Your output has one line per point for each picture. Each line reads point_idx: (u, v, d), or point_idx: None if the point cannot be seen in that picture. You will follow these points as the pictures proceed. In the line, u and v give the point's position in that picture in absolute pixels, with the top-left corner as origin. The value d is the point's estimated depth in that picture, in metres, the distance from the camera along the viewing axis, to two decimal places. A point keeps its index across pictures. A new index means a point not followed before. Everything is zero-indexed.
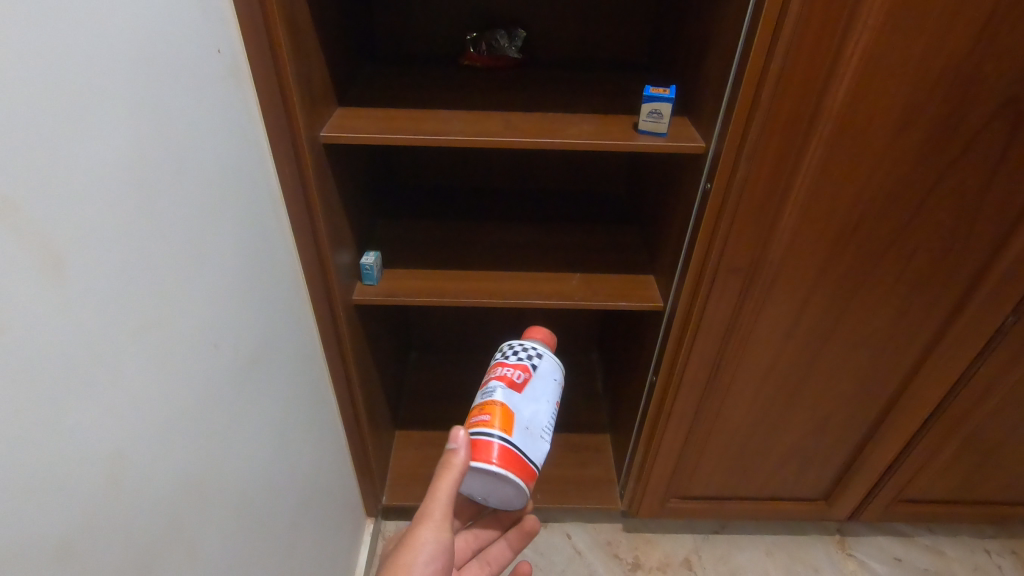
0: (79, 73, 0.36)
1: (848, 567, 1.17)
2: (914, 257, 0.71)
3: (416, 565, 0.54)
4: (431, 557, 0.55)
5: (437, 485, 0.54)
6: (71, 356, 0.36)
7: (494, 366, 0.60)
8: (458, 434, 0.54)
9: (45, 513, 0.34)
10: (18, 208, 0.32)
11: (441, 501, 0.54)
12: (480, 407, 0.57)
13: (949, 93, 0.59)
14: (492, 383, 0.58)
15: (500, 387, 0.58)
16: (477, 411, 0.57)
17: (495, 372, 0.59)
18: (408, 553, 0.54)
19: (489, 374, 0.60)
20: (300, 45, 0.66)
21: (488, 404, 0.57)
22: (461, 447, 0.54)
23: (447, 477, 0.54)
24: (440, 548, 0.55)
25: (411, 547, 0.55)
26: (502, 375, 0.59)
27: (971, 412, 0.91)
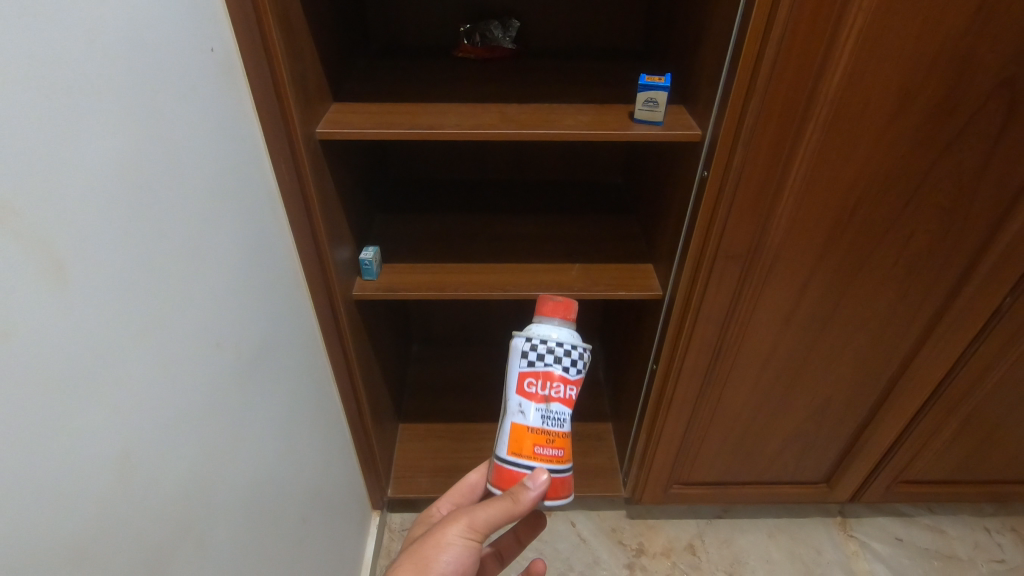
0: (73, 74, 0.36)
1: (850, 548, 1.18)
2: (910, 241, 0.71)
3: (435, 562, 0.53)
4: (450, 562, 0.53)
5: (495, 504, 0.54)
6: (76, 357, 0.36)
7: (552, 384, 0.58)
8: (539, 476, 0.55)
9: (56, 512, 0.35)
10: (18, 212, 0.32)
11: (486, 521, 0.54)
12: (549, 438, 0.58)
13: (943, 75, 0.58)
14: (557, 409, 0.59)
15: (565, 414, 0.59)
16: (548, 443, 0.58)
17: (558, 395, 0.58)
18: (430, 546, 0.54)
19: (549, 394, 0.58)
20: (294, 42, 0.66)
21: (559, 437, 0.59)
22: (536, 488, 0.55)
23: (506, 506, 0.54)
24: (460, 559, 0.54)
25: (437, 541, 0.54)
26: (564, 398, 0.59)
27: (970, 392, 0.92)
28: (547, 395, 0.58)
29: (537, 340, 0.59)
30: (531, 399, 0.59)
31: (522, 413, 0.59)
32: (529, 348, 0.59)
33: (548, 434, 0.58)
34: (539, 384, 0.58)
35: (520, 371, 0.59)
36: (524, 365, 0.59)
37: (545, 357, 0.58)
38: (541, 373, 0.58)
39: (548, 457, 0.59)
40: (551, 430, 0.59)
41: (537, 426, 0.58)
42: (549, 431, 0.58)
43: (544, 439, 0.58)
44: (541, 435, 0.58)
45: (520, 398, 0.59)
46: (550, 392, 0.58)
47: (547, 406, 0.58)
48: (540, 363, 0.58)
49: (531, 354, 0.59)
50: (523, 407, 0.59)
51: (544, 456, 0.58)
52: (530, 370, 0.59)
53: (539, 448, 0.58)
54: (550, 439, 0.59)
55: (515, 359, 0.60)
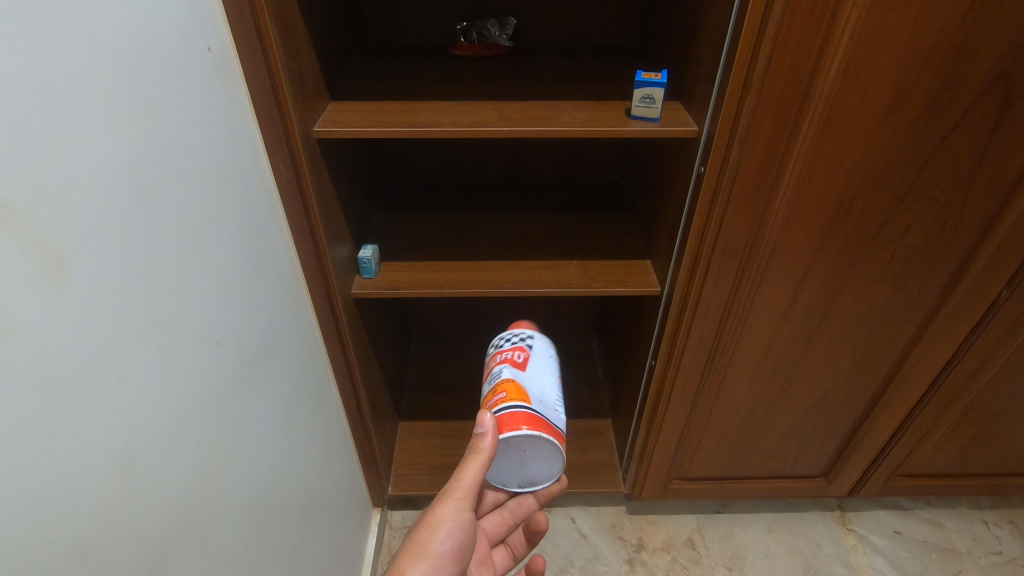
0: (72, 75, 0.37)
1: (849, 541, 1.19)
2: (907, 236, 0.72)
3: (432, 540, 0.55)
4: (446, 538, 0.56)
5: (465, 466, 0.55)
6: (78, 357, 0.36)
7: (494, 356, 0.63)
8: (477, 415, 0.56)
9: (61, 510, 0.35)
10: (19, 214, 0.33)
11: (463, 483, 0.56)
12: (494, 391, 0.59)
13: (938, 70, 0.59)
14: (498, 369, 0.61)
15: (505, 368, 0.60)
16: (493, 395, 0.59)
17: (497, 359, 0.62)
18: (425, 528, 0.56)
19: (492, 363, 0.62)
20: (291, 41, 0.66)
21: (500, 383, 0.59)
22: (485, 428, 0.55)
23: (473, 462, 0.55)
24: (456, 533, 0.56)
25: (429, 522, 0.56)
26: (504, 359, 0.61)
27: (967, 385, 0.92)
28: (492, 365, 0.62)
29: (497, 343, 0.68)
30: (485, 377, 0.63)
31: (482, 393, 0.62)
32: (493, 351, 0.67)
33: (492, 389, 0.59)
34: (487, 364, 0.64)
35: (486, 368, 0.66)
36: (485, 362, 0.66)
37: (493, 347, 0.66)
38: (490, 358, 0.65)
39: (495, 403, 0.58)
40: (496, 385, 0.60)
41: (489, 388, 0.60)
42: (493, 387, 0.59)
43: (491, 393, 0.59)
44: (488, 394, 0.59)
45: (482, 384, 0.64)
46: (492, 363, 0.63)
47: (490, 371, 0.62)
48: (493, 348, 0.65)
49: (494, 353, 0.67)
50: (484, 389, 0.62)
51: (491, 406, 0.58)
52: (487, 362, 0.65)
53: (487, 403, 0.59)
54: (495, 391, 0.59)
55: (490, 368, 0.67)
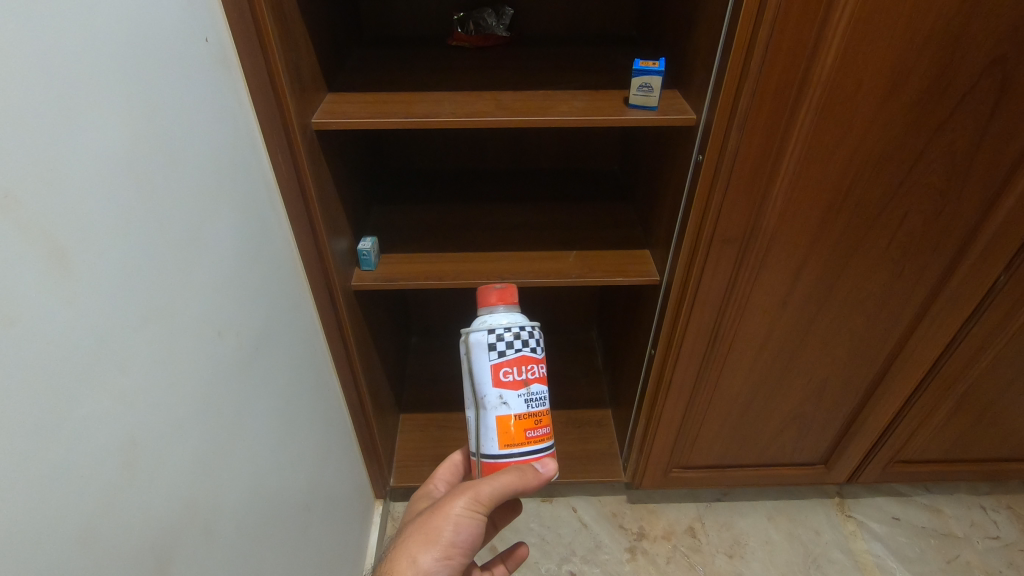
0: (71, 65, 0.37)
1: (848, 527, 1.20)
2: (904, 223, 0.72)
3: (443, 533, 0.54)
4: (460, 532, 0.55)
5: (501, 478, 0.55)
6: (81, 347, 0.37)
7: (527, 367, 0.57)
8: (552, 465, 0.58)
9: (66, 498, 0.35)
10: (22, 204, 0.33)
11: (493, 493, 0.55)
12: (537, 419, 0.58)
13: (936, 55, 0.59)
14: (537, 390, 0.58)
15: (544, 392, 0.59)
16: (537, 425, 0.58)
17: (535, 375, 0.58)
18: (438, 518, 0.55)
19: (528, 377, 0.57)
20: (288, 31, 0.65)
21: (546, 415, 0.59)
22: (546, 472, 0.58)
23: (515, 479, 0.55)
24: (469, 530, 0.55)
25: (444, 513, 0.55)
26: (540, 377, 0.58)
27: (965, 370, 0.93)
28: (526, 379, 0.57)
29: (498, 329, 0.57)
30: (511, 387, 0.57)
31: (504, 404, 0.57)
32: (495, 340, 0.57)
33: (537, 416, 0.58)
34: (515, 372, 0.57)
35: (491, 364, 0.57)
36: (495, 357, 0.57)
37: (512, 345, 0.57)
38: (513, 361, 0.57)
39: (538, 437, 0.59)
40: (538, 412, 0.58)
41: (528, 411, 0.58)
42: (536, 413, 0.58)
43: (534, 421, 0.58)
44: (528, 420, 0.58)
45: (501, 390, 0.57)
46: (527, 376, 0.57)
47: (528, 390, 0.57)
48: (518, 349, 0.57)
49: (498, 345, 0.57)
50: (505, 397, 0.57)
51: (534, 438, 0.58)
52: (502, 360, 0.57)
53: (529, 432, 0.58)
54: (538, 420, 0.58)
55: (481, 352, 0.57)
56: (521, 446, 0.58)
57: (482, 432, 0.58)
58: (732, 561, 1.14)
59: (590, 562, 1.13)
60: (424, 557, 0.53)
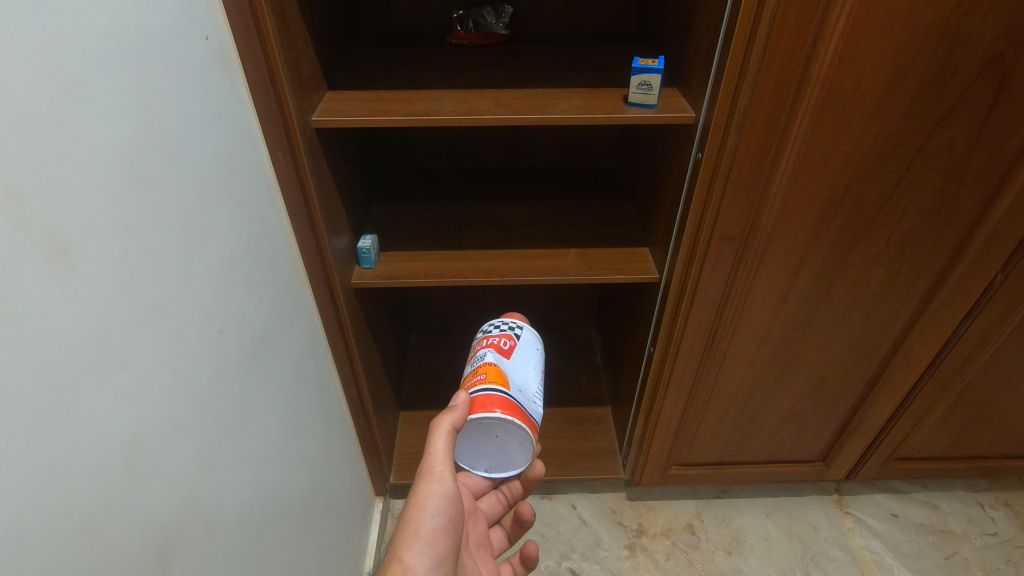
0: (72, 63, 0.37)
1: (846, 524, 1.21)
2: (903, 221, 0.72)
3: (421, 520, 0.57)
4: (435, 514, 0.58)
5: (433, 432, 0.58)
6: (84, 344, 0.37)
7: (477, 341, 0.64)
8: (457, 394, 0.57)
9: (69, 495, 0.36)
10: (22, 201, 0.33)
11: (438, 454, 0.57)
12: (473, 371, 0.60)
13: (935, 52, 0.59)
14: (480, 352, 0.62)
15: (488, 352, 0.61)
16: (472, 375, 0.60)
17: (481, 343, 0.63)
18: (411, 508, 0.58)
19: (476, 346, 0.64)
20: (288, 29, 0.65)
21: (481, 365, 0.60)
22: (461, 402, 0.58)
23: (441, 427, 0.57)
24: (443, 507, 0.58)
25: (415, 501, 0.58)
26: (488, 344, 0.63)
27: (963, 368, 0.93)
28: (475, 347, 0.64)
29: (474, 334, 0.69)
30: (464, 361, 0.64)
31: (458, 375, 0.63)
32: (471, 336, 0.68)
33: (473, 370, 0.60)
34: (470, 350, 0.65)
35: None
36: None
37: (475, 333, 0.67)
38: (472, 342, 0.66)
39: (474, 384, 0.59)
40: (477, 366, 0.61)
41: (470, 368, 0.61)
42: (474, 367, 0.61)
43: (473, 373, 0.60)
44: (466, 374, 0.61)
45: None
46: (475, 346, 0.64)
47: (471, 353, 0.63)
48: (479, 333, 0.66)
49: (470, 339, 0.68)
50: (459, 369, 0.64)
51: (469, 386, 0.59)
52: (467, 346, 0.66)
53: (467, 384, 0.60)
54: (475, 372, 0.60)
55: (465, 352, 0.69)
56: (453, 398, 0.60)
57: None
58: (731, 558, 1.14)
59: (589, 559, 1.14)
60: (410, 553, 0.56)
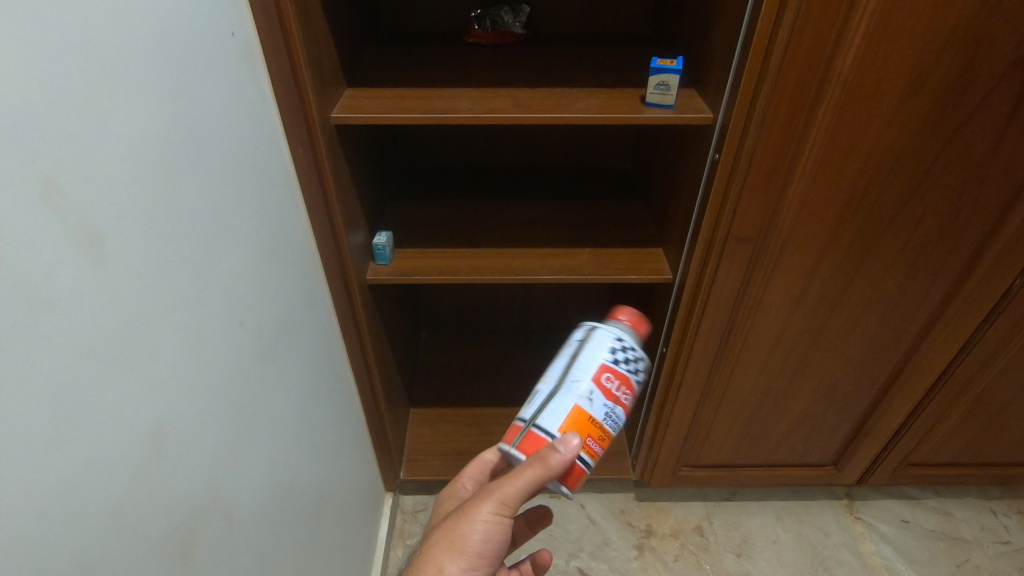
0: (106, 57, 0.38)
1: (857, 529, 1.20)
2: (921, 224, 0.72)
3: (469, 539, 0.55)
4: (486, 539, 0.55)
5: (523, 476, 0.52)
6: (115, 332, 0.38)
7: (627, 388, 0.56)
8: (571, 442, 0.51)
9: (98, 480, 0.36)
10: (61, 190, 0.34)
11: (516, 493, 0.53)
12: (602, 436, 0.54)
13: (958, 55, 0.58)
14: (618, 413, 0.55)
15: (618, 420, 0.56)
16: (599, 440, 0.54)
17: (625, 400, 0.56)
18: (465, 524, 0.55)
19: (620, 394, 0.55)
20: (311, 27, 0.66)
21: (608, 438, 0.55)
22: (564, 453, 0.51)
23: (534, 474, 0.51)
24: (495, 533, 0.55)
25: (470, 518, 0.55)
26: (625, 404, 0.56)
27: (979, 373, 0.92)
28: (618, 396, 0.55)
29: (629, 347, 0.57)
30: (603, 389, 0.54)
31: (588, 400, 0.54)
32: (618, 348, 0.56)
33: (603, 431, 0.54)
34: (614, 381, 0.55)
35: (602, 363, 0.55)
36: (609, 360, 0.55)
37: (627, 365, 0.56)
38: (620, 377, 0.56)
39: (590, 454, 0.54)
40: (606, 429, 0.54)
41: (601, 423, 0.54)
42: (605, 428, 0.54)
43: (599, 435, 0.54)
44: (595, 428, 0.54)
45: (593, 386, 0.54)
46: (620, 395, 0.55)
47: (614, 405, 0.55)
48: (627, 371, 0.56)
49: (619, 356, 0.56)
50: (593, 392, 0.54)
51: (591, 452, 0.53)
52: (612, 366, 0.55)
53: (590, 441, 0.53)
54: (601, 437, 0.54)
55: (599, 350, 0.56)
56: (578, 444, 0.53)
57: (548, 408, 0.54)
58: (740, 561, 1.14)
59: (598, 558, 1.14)
60: (450, 566, 0.54)
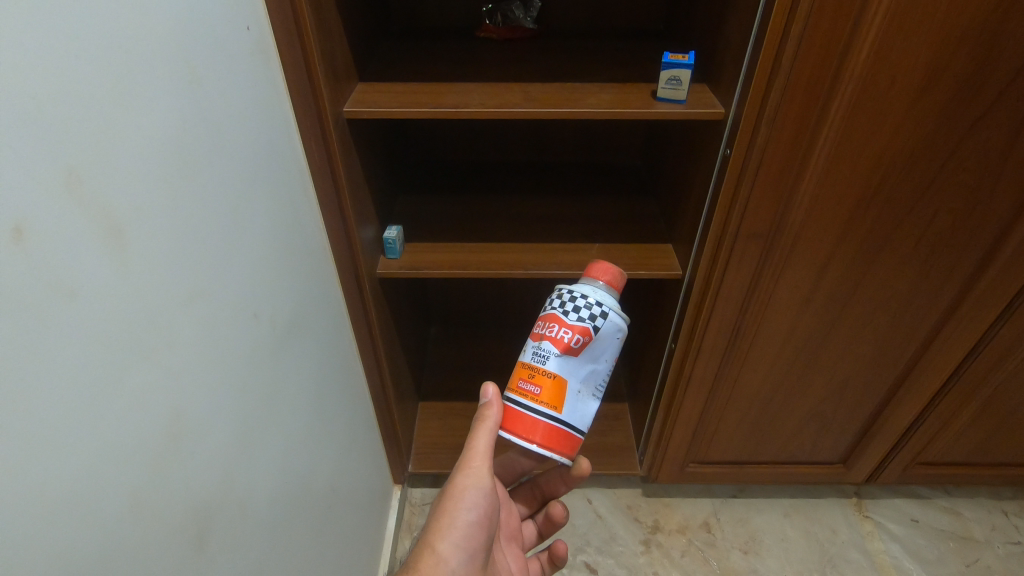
0: (126, 50, 0.38)
1: (865, 528, 1.19)
2: (933, 223, 0.72)
3: (457, 512, 0.57)
4: (472, 508, 0.57)
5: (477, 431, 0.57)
6: (135, 320, 0.39)
7: (548, 322, 0.56)
8: (485, 388, 0.57)
9: (117, 466, 0.37)
10: (83, 180, 0.34)
11: (479, 447, 0.57)
12: (531, 373, 0.56)
13: (972, 53, 0.58)
14: (546, 347, 0.56)
15: (553, 355, 0.56)
16: (529, 378, 0.56)
17: (549, 333, 0.56)
18: (448, 499, 0.57)
19: (543, 331, 0.57)
20: (324, 21, 0.67)
21: (543, 376, 0.55)
22: (490, 400, 0.57)
23: (485, 424, 0.57)
24: (479, 500, 0.58)
25: (452, 493, 0.58)
26: (557, 339, 0.55)
27: (992, 371, 0.92)
28: (543, 334, 0.57)
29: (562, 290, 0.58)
30: (530, 336, 0.58)
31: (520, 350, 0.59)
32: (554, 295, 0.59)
33: (531, 368, 0.56)
34: (537, 323, 0.58)
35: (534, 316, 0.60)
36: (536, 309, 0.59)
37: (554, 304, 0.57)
38: (542, 315, 0.57)
39: (528, 393, 0.56)
40: (537, 367, 0.56)
41: (527, 362, 0.57)
42: (533, 366, 0.56)
43: (529, 374, 0.56)
44: (525, 369, 0.57)
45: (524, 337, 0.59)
46: (542, 331, 0.56)
47: (538, 342, 0.57)
48: (550, 309, 0.57)
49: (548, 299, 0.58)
50: (524, 343, 0.59)
51: (525, 392, 0.56)
52: (539, 312, 0.58)
53: (522, 382, 0.56)
54: (533, 376, 0.56)
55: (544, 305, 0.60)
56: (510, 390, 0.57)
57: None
58: (747, 558, 1.14)
59: (604, 553, 1.14)
60: (444, 542, 0.56)
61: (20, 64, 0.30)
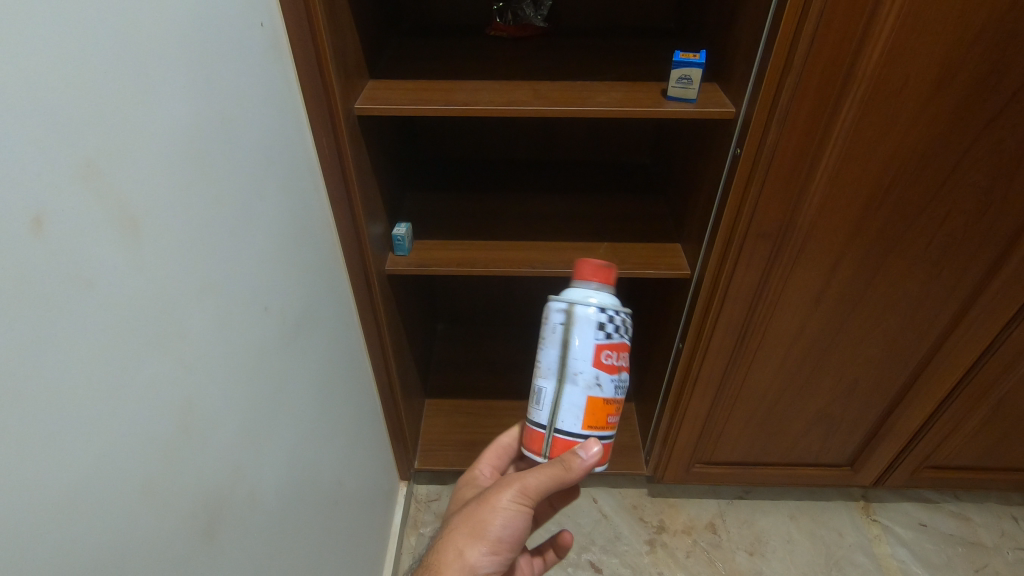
0: (143, 44, 0.39)
1: (872, 531, 1.19)
2: (944, 225, 0.71)
3: (490, 527, 0.55)
4: (507, 526, 0.55)
5: (545, 470, 0.55)
6: (149, 311, 0.39)
7: (624, 353, 0.56)
8: (592, 447, 0.55)
9: (130, 454, 0.38)
10: (100, 172, 0.35)
11: (537, 485, 0.55)
12: (617, 405, 0.58)
13: (986, 54, 0.58)
14: (625, 375, 0.57)
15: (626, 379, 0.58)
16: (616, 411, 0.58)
17: (626, 362, 0.57)
18: (485, 511, 0.55)
19: (621, 363, 0.56)
20: (335, 18, 0.67)
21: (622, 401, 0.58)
22: (588, 456, 0.55)
23: (557, 472, 0.54)
24: (515, 522, 0.55)
25: (493, 506, 0.55)
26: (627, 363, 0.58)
27: (1003, 375, 0.91)
28: (621, 365, 0.56)
29: (611, 311, 0.56)
30: (607, 369, 0.56)
31: (598, 385, 0.56)
32: (606, 320, 0.55)
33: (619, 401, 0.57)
34: (614, 356, 0.56)
35: (596, 345, 0.55)
36: (602, 338, 0.55)
37: (619, 330, 0.56)
38: (616, 346, 0.56)
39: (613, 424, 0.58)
40: (619, 397, 0.58)
41: (612, 397, 0.57)
42: (618, 398, 0.57)
43: (614, 407, 0.57)
44: (611, 403, 0.57)
45: (597, 370, 0.55)
46: (621, 360, 0.56)
47: (619, 374, 0.57)
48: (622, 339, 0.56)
49: (607, 326, 0.55)
50: (599, 377, 0.55)
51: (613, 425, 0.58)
52: (608, 341, 0.55)
53: (611, 417, 0.57)
54: (617, 406, 0.58)
55: (587, 330, 0.55)
56: (595, 426, 0.57)
57: (562, 410, 0.57)
58: (753, 559, 1.14)
59: (609, 552, 1.14)
60: (471, 550, 0.54)
61: (40, 56, 0.31)
